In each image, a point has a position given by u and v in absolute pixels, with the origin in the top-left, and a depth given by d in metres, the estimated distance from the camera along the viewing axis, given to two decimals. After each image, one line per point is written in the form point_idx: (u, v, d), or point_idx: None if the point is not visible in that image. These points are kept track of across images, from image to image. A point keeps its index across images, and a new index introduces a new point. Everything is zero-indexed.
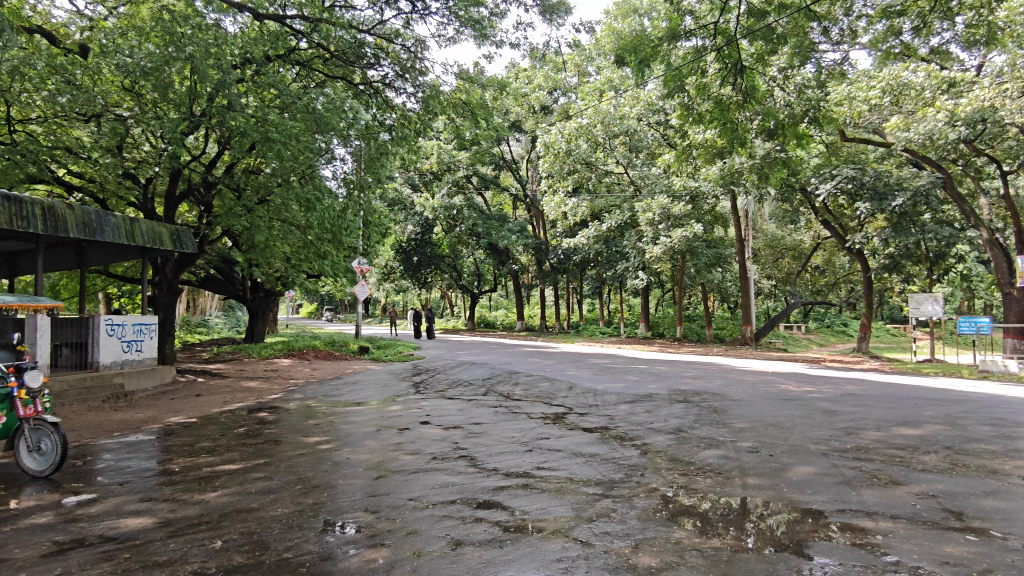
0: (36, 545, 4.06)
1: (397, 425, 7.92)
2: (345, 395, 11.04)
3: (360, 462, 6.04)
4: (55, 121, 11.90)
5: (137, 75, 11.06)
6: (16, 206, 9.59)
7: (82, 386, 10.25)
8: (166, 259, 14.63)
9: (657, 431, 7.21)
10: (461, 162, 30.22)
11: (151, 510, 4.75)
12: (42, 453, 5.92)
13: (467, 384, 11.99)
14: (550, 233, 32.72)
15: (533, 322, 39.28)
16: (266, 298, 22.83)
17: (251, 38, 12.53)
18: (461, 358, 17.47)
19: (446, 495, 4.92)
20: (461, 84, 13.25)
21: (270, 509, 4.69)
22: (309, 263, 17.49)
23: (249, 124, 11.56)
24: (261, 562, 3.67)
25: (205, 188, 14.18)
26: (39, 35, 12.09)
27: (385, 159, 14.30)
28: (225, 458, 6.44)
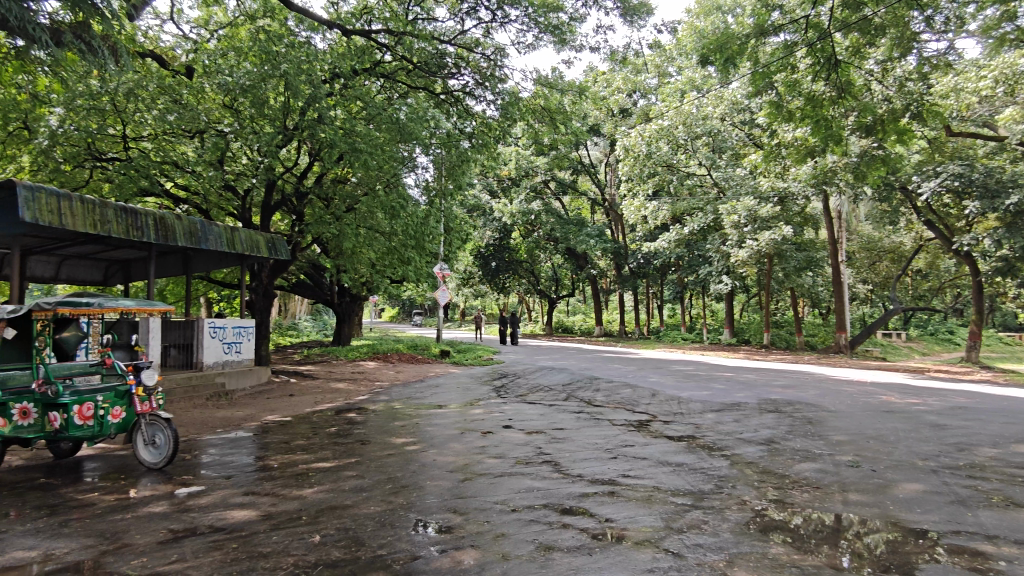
0: (154, 532, 4.37)
1: (480, 429, 8.02)
2: (429, 398, 11.27)
3: (446, 464, 6.15)
4: (164, 138, 12.78)
5: (237, 92, 11.81)
6: (133, 218, 10.38)
7: (189, 385, 10.95)
8: (262, 266, 15.47)
9: (747, 442, 6.97)
10: (539, 167, 30.32)
11: (254, 503, 5.02)
12: (156, 447, 6.38)
13: (547, 389, 12.00)
14: (629, 237, 32.31)
15: (611, 327, 38.88)
16: (352, 303, 23.82)
17: (340, 54, 13.13)
18: (541, 363, 17.49)
19: (532, 500, 4.92)
20: (540, 89, 13.35)
21: (362, 506, 4.84)
22: (392, 269, 18.03)
23: (337, 136, 12.17)
24: (357, 558, 3.80)
25: (297, 198, 14.87)
26: (151, 59, 13.07)
27: (466, 167, 14.56)
28: (318, 456, 6.71)
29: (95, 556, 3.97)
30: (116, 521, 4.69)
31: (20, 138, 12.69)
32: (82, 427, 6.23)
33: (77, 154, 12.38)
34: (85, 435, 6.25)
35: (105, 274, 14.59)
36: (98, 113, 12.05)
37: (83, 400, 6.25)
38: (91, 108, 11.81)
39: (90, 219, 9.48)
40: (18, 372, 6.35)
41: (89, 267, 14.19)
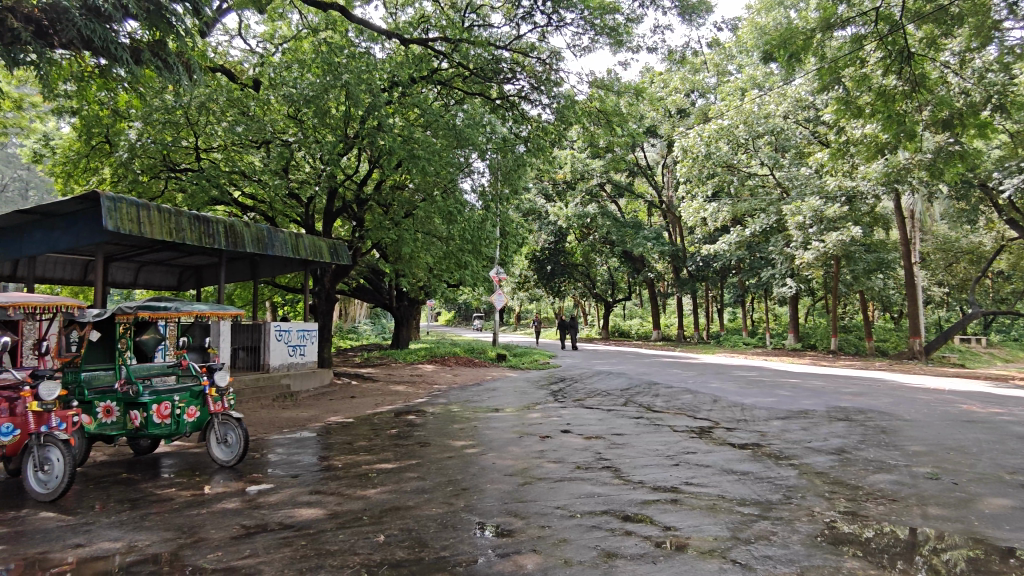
0: (229, 527, 4.55)
1: (538, 433, 8.01)
2: (486, 401, 11.34)
3: (506, 468, 6.17)
4: (233, 149, 13.30)
5: (301, 103, 12.19)
6: (205, 225, 10.86)
7: (256, 386, 11.35)
8: (324, 271, 15.90)
9: (816, 451, 6.72)
10: (594, 170, 30.16)
11: (321, 502, 5.15)
12: (228, 445, 6.66)
13: (605, 393, 11.89)
14: (687, 239, 31.72)
15: (669, 332, 38.20)
16: (409, 306, 24.24)
17: (398, 62, 13.43)
18: (597, 368, 17.35)
19: (594, 506, 4.88)
20: (595, 91, 13.27)
21: (424, 507, 4.91)
22: (449, 274, 18.24)
23: (396, 144, 12.46)
24: (421, 559, 3.86)
25: (358, 205, 15.22)
26: (221, 73, 13.68)
27: (521, 171, 14.63)
28: (381, 458, 6.85)
29: (175, 549, 4.15)
30: (192, 515, 4.90)
31: (102, 152, 13.44)
32: (160, 425, 6.53)
33: (154, 166, 13.03)
34: (162, 433, 6.55)
35: (179, 279, 15.33)
36: (173, 126, 12.61)
37: (161, 400, 6.56)
38: (167, 121, 12.39)
39: (167, 227, 9.96)
40: (102, 373, 6.70)
41: (165, 273, 14.95)
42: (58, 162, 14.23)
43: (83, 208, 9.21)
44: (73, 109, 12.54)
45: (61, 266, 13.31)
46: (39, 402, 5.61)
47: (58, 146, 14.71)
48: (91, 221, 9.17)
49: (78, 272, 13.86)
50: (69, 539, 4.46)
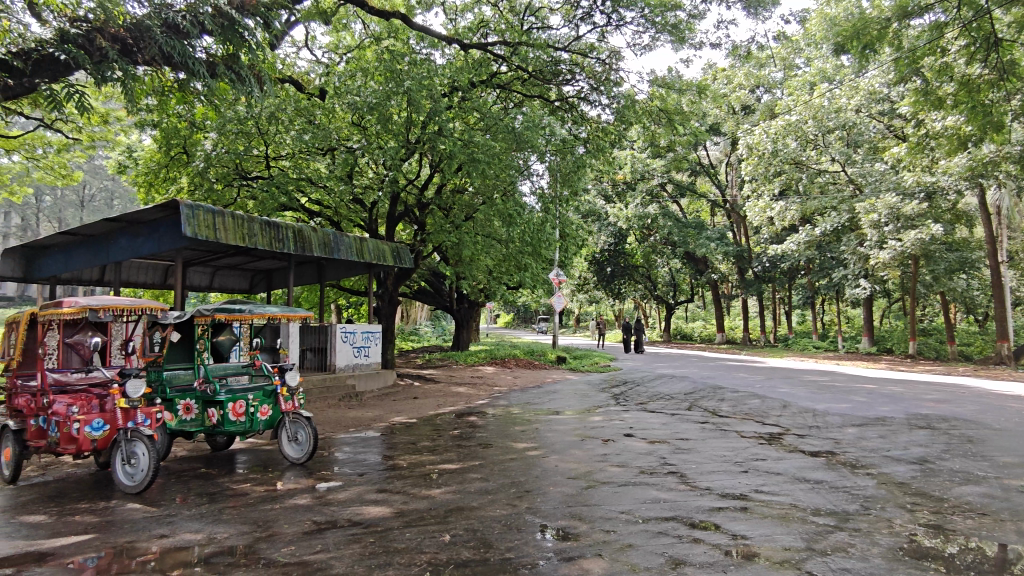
0: (301, 523, 4.69)
1: (601, 436, 7.94)
2: (547, 404, 11.33)
3: (568, 471, 6.14)
4: (300, 157, 13.70)
5: (365, 111, 12.50)
6: (275, 231, 11.27)
7: (323, 386, 11.70)
8: (387, 274, 16.24)
9: (896, 460, 6.39)
10: (655, 170, 29.73)
11: (387, 500, 5.26)
12: (298, 443, 6.89)
13: (668, 397, 11.67)
14: (752, 239, 30.84)
15: (735, 335, 37.21)
16: (469, 309, 24.49)
17: (458, 67, 13.59)
18: (660, 371, 17.07)
19: (660, 511, 4.79)
20: (656, 90, 13.08)
21: (488, 508, 4.94)
22: (508, 276, 18.31)
23: (457, 148, 12.62)
24: (486, 559, 3.88)
25: (419, 209, 15.47)
26: (289, 83, 14.20)
27: (581, 172, 14.59)
28: (444, 458, 6.93)
29: (250, 543, 4.31)
30: (266, 510, 5.08)
31: (180, 162, 14.15)
32: (235, 423, 6.80)
33: (227, 174, 13.59)
34: (238, 430, 6.80)
35: (251, 283, 15.97)
36: (245, 136, 13.18)
37: (236, 399, 6.84)
38: (239, 131, 12.98)
39: (240, 232, 10.40)
40: (182, 372, 7.02)
41: (238, 277, 15.60)
42: (140, 172, 15.04)
43: (165, 215, 9.71)
44: (153, 122, 13.24)
45: (144, 271, 14.10)
46: (127, 398, 5.96)
47: (140, 157, 15.54)
48: (172, 226, 9.64)
49: (159, 277, 14.62)
50: (153, 529, 4.70)
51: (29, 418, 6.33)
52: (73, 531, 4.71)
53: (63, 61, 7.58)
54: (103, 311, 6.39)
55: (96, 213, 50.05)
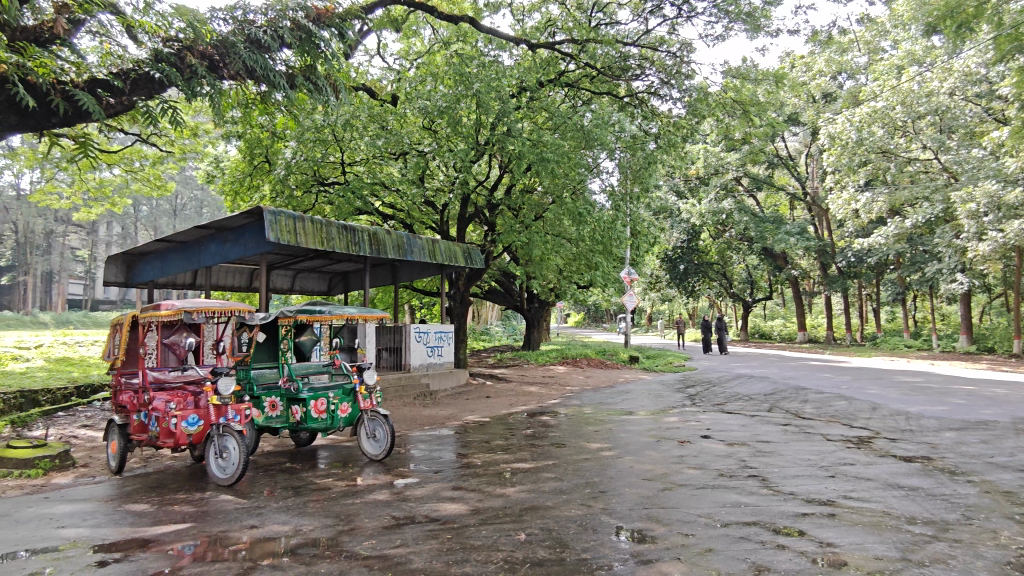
0: (381, 518, 4.82)
1: (677, 437, 7.78)
2: (620, 404, 11.19)
3: (644, 472, 6.03)
4: (374, 161, 14.06)
5: (435, 114, 12.78)
6: (352, 234, 11.65)
7: (399, 386, 11.99)
8: (459, 275, 16.47)
9: (1002, 467, 5.94)
10: (730, 164, 28.84)
11: (463, 498, 5.33)
12: (376, 440, 7.08)
13: (746, 398, 11.28)
14: (836, 233, 29.47)
15: (817, 333, 35.63)
16: (540, 308, 24.49)
17: (526, 67, 13.64)
18: (737, 371, 16.57)
19: (741, 516, 4.63)
20: (730, 81, 12.75)
21: (563, 508, 4.92)
22: (578, 275, 18.17)
23: (525, 148, 12.65)
24: (563, 559, 3.87)
25: (489, 211, 15.56)
26: (364, 91, 14.66)
27: (652, 168, 14.39)
28: (518, 457, 6.95)
29: (334, 535, 4.46)
30: (348, 504, 5.25)
31: (263, 170, 14.81)
32: (318, 419, 7.09)
33: (306, 181, 14.07)
34: (320, 427, 7.09)
35: (329, 285, 16.55)
36: (322, 144, 13.62)
37: (318, 396, 7.13)
38: (316, 140, 13.42)
39: (319, 236, 10.78)
40: (268, 372, 7.39)
41: (317, 279, 16.21)
42: (227, 181, 15.84)
43: (250, 221, 10.18)
44: (238, 133, 13.97)
45: (231, 275, 14.86)
46: (218, 396, 6.28)
47: (226, 167, 16.40)
48: (258, 231, 10.11)
49: (245, 280, 15.38)
50: (244, 520, 4.94)
51: (132, 413, 6.81)
52: (173, 520, 5.01)
53: (157, 79, 8.02)
54: (196, 313, 6.73)
55: (188, 220, 53.29)
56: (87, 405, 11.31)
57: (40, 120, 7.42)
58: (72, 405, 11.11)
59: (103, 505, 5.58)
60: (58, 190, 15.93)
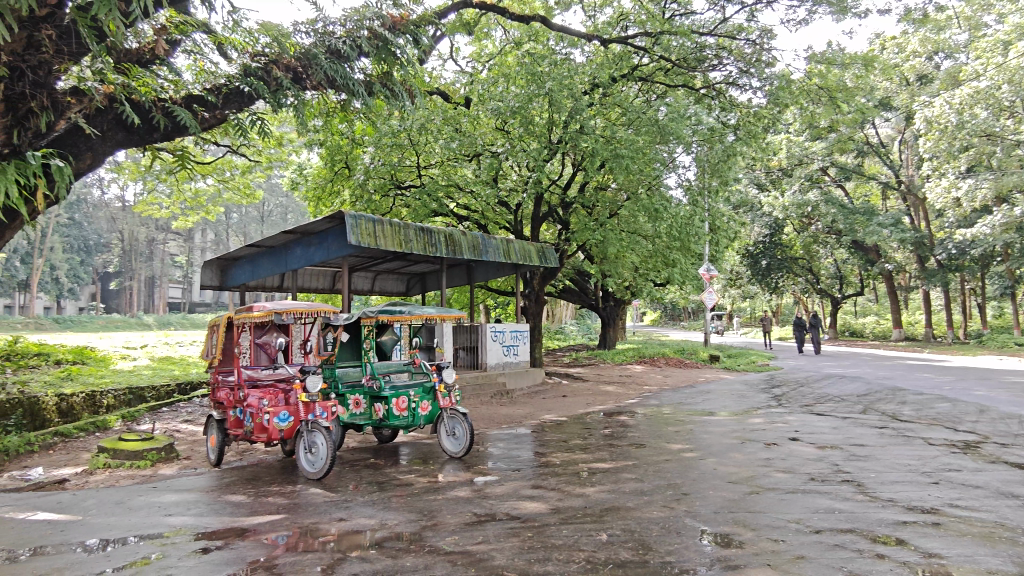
0: (462, 514, 4.89)
1: (763, 439, 7.49)
2: (701, 404, 10.89)
3: (729, 475, 5.85)
4: (448, 164, 14.27)
5: (508, 115, 12.89)
6: (429, 236, 11.88)
7: (476, 384, 12.15)
8: (534, 274, 16.52)
9: None
10: (815, 153, 27.54)
11: (542, 496, 5.34)
12: (456, 437, 7.21)
13: (838, 399, 10.73)
14: (934, 223, 27.61)
15: (915, 331, 33.48)
16: (615, 307, 24.22)
17: (599, 64, 13.52)
18: (827, 370, 15.80)
19: (835, 523, 4.41)
20: (815, 67, 12.25)
21: (644, 510, 4.83)
22: (655, 272, 17.76)
23: (599, 145, 12.54)
24: (646, 561, 3.81)
25: (563, 209, 15.50)
26: (438, 95, 14.97)
27: (731, 161, 13.97)
28: (597, 457, 6.88)
29: (418, 530, 4.56)
30: (430, 500, 5.36)
31: (343, 176, 15.33)
32: (399, 417, 7.27)
33: (384, 185, 14.47)
34: (401, 424, 7.27)
35: (407, 286, 16.96)
36: (399, 148, 13.98)
37: (399, 394, 7.30)
38: (393, 145, 13.78)
39: (397, 238, 11.05)
40: (351, 370, 7.63)
41: (396, 280, 16.64)
42: (311, 188, 16.45)
43: (332, 225, 10.56)
44: (320, 141, 14.54)
45: (316, 277, 15.48)
46: (307, 393, 6.54)
47: (309, 174, 17.04)
48: (340, 235, 10.49)
49: (328, 282, 15.97)
50: (333, 512, 5.13)
51: (228, 409, 7.19)
52: (268, 511, 5.27)
53: (247, 93, 8.40)
54: (285, 314, 7.07)
55: (275, 226, 56.00)
56: (188, 402, 12.07)
57: (144, 135, 7.81)
58: (174, 400, 11.90)
59: (204, 495, 5.93)
60: (159, 201, 17.04)
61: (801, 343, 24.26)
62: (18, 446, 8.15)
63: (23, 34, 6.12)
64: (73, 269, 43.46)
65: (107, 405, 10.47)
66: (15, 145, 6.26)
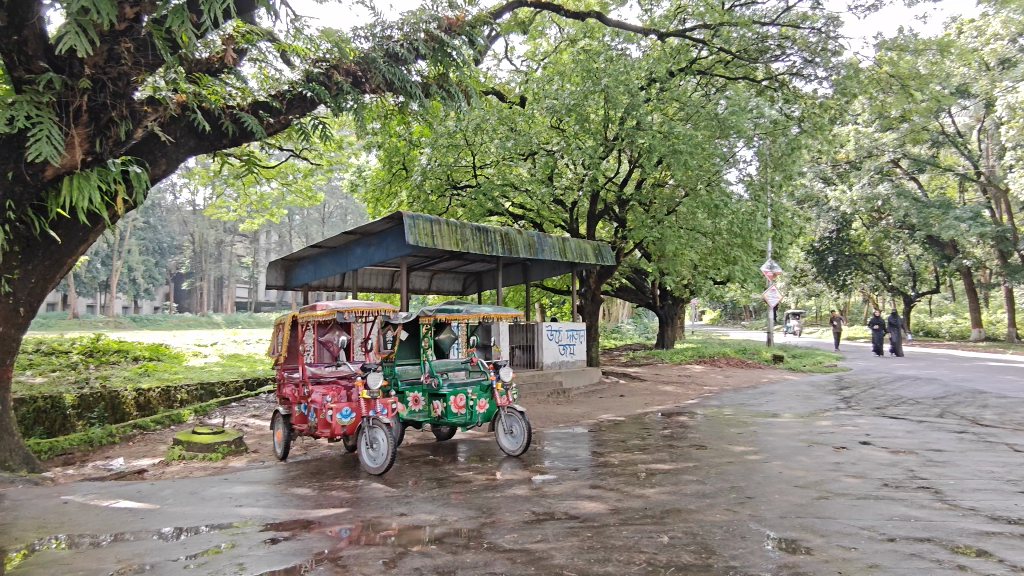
0: (521, 512, 4.90)
1: (832, 442, 7.21)
2: (765, 405, 10.58)
3: (795, 479, 5.65)
4: (504, 164, 14.29)
5: (563, 113, 12.88)
6: (485, 235, 11.97)
7: (532, 382, 12.21)
8: (590, 273, 16.40)
9: None
10: (886, 145, 26.32)
11: (602, 497, 5.29)
12: (513, 435, 7.25)
13: (912, 402, 10.23)
14: (1018, 216, 25.96)
15: (996, 330, 31.61)
16: (674, 306, 23.83)
17: (656, 58, 13.30)
18: (900, 371, 15.09)
19: (911, 531, 4.20)
20: (885, 55, 11.73)
21: (707, 512, 4.73)
22: (715, 269, 17.37)
23: (656, 141, 12.34)
24: (709, 565, 3.72)
25: (619, 207, 15.31)
26: (493, 95, 15.06)
27: (796, 155, 13.53)
28: (656, 458, 6.77)
29: (477, 527, 4.60)
30: (489, 498, 5.39)
31: (400, 177, 15.62)
32: (457, 414, 7.33)
33: (440, 185, 14.64)
34: (459, 421, 7.33)
35: (463, 285, 17.15)
36: (455, 149, 14.11)
37: (457, 392, 7.36)
38: (449, 145, 13.93)
39: (454, 238, 11.16)
40: (410, 368, 7.70)
41: (452, 279, 16.82)
42: (369, 189, 16.81)
43: (391, 226, 10.76)
44: (379, 143, 14.85)
45: (375, 277, 15.82)
46: (368, 390, 6.69)
47: (368, 176, 17.42)
48: (398, 235, 10.68)
49: (387, 282, 16.31)
50: (394, 507, 5.23)
51: (294, 404, 7.43)
52: (332, 504, 5.42)
53: (309, 98, 8.43)
54: (347, 313, 7.29)
55: (335, 226, 57.51)
56: (255, 398, 12.56)
57: (214, 141, 8.00)
58: (243, 396, 12.39)
59: (272, 487, 6.14)
60: (228, 204, 17.76)
61: (879, 345, 22.90)
62: (101, 437, 8.67)
63: (104, 47, 6.20)
64: (149, 270, 45.80)
65: (180, 400, 11.01)
66: (96, 153, 6.39)
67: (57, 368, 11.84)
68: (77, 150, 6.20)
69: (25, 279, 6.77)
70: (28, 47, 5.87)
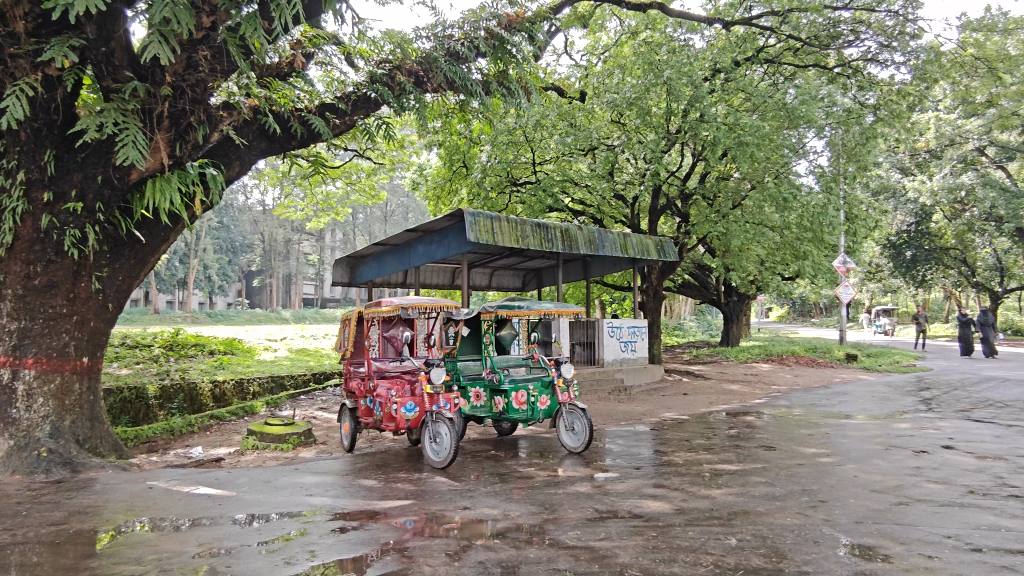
0: (584, 510, 4.88)
1: (911, 446, 6.86)
2: (838, 406, 10.16)
3: (872, 483, 5.41)
4: (563, 159, 14.22)
5: (624, 107, 12.67)
6: (545, 231, 11.94)
7: (593, 380, 12.13)
8: (652, 269, 16.14)
9: None
10: (971, 132, 24.77)
11: (666, 496, 5.20)
12: (575, 432, 7.24)
13: (1001, 405, 9.60)
14: None
15: None
16: (739, 302, 23.18)
17: (721, 48, 12.94)
18: (986, 372, 14.17)
19: (1002, 542, 3.94)
20: (969, 36, 11.04)
21: (776, 515, 4.58)
22: (784, 264, 16.79)
23: (721, 133, 12.03)
24: (781, 569, 3.60)
25: (682, 201, 14.97)
26: (553, 90, 15.03)
27: (871, 145, 12.93)
28: (722, 458, 6.61)
29: (540, 523, 4.60)
30: (551, 494, 5.38)
31: (461, 175, 15.78)
32: (519, 410, 7.32)
33: (500, 182, 14.68)
34: (521, 417, 7.33)
35: (523, 281, 17.19)
36: (514, 145, 14.14)
37: (519, 388, 7.37)
38: (509, 142, 13.97)
39: (514, 235, 11.17)
40: (472, 363, 7.74)
41: (512, 276, 16.88)
42: (430, 188, 17.06)
43: (452, 223, 10.89)
44: (440, 141, 15.06)
45: (437, 274, 16.05)
46: (431, 384, 6.80)
47: (429, 174, 17.67)
48: (459, 232, 10.80)
49: (448, 279, 16.53)
50: (457, 501, 5.30)
51: (360, 398, 7.64)
52: (397, 496, 5.54)
53: (374, 99, 8.62)
54: (410, 309, 7.45)
55: (397, 225, 58.66)
56: (322, 391, 12.96)
57: (284, 144, 8.29)
58: (311, 389, 12.80)
59: (340, 478, 6.33)
60: (295, 204, 18.38)
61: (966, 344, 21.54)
62: (181, 426, 9.13)
63: (183, 56, 6.52)
64: (223, 268, 47.90)
65: (253, 393, 11.47)
66: (177, 157, 6.75)
67: (141, 361, 12.54)
68: (161, 153, 6.54)
69: (114, 277, 7.11)
70: (115, 57, 6.19)
